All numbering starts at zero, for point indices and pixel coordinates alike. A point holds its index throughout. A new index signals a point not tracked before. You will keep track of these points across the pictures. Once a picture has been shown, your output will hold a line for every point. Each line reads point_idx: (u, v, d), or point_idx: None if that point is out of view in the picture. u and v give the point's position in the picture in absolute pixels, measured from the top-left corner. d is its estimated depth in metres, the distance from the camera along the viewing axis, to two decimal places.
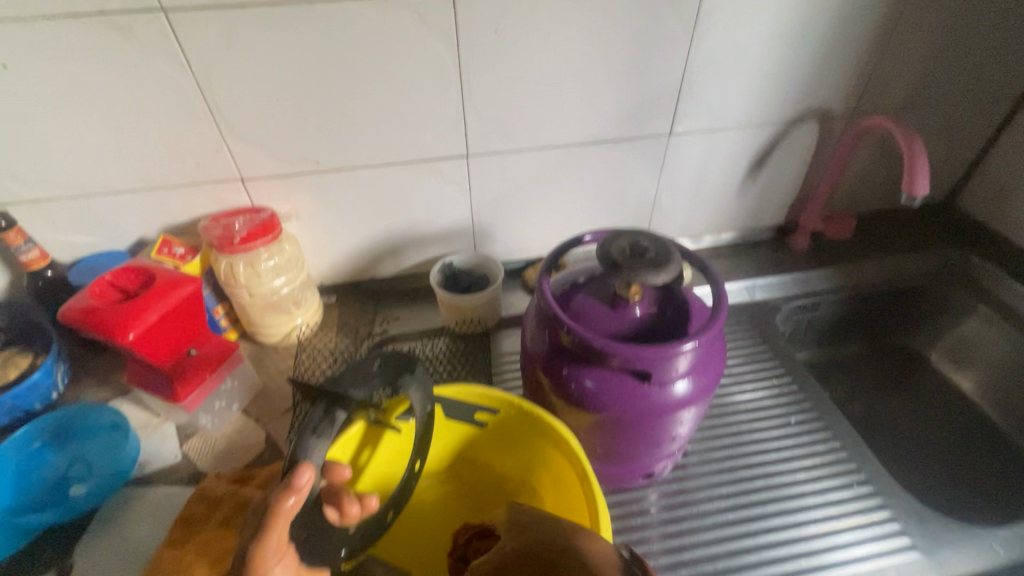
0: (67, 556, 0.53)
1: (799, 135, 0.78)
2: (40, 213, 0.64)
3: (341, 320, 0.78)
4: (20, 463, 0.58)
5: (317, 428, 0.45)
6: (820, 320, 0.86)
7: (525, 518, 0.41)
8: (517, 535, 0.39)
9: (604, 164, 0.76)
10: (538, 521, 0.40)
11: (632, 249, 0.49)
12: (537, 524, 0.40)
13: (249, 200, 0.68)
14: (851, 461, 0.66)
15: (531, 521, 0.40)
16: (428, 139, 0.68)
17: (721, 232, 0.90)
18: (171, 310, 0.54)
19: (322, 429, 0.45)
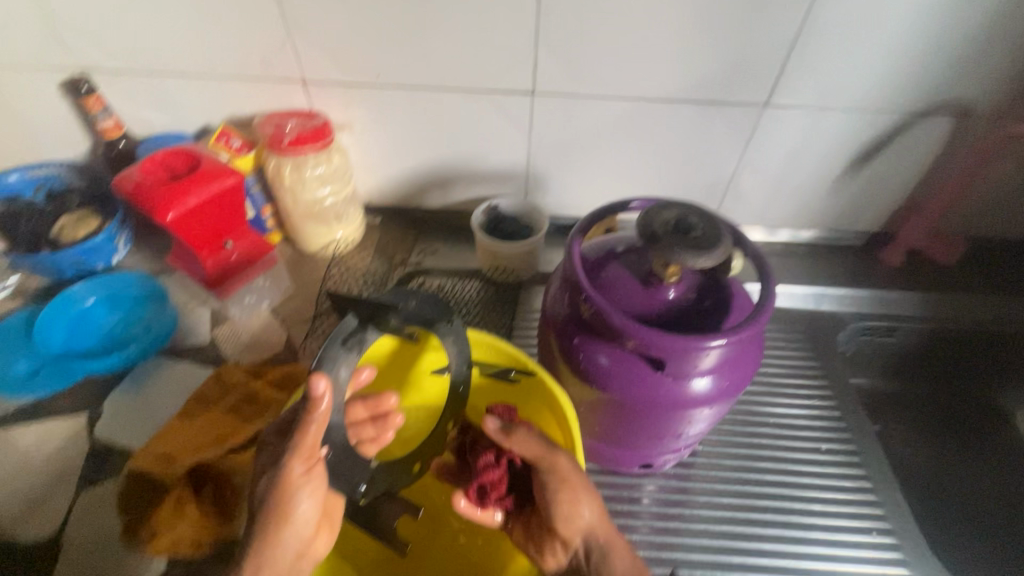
0: (99, 404, 0.58)
1: (925, 132, 0.66)
2: (118, 85, 0.67)
3: (380, 243, 0.78)
4: (78, 314, 0.64)
5: (347, 340, 0.47)
6: (891, 348, 0.77)
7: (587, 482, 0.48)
8: (583, 503, 0.47)
9: (682, 128, 0.68)
10: (595, 502, 0.48)
11: (678, 224, 0.44)
12: (594, 503, 0.48)
13: (308, 104, 0.68)
14: (879, 506, 0.60)
15: (590, 495, 0.48)
16: (494, 70, 0.63)
17: (801, 229, 0.80)
18: (208, 198, 0.55)
19: (352, 343, 0.48)
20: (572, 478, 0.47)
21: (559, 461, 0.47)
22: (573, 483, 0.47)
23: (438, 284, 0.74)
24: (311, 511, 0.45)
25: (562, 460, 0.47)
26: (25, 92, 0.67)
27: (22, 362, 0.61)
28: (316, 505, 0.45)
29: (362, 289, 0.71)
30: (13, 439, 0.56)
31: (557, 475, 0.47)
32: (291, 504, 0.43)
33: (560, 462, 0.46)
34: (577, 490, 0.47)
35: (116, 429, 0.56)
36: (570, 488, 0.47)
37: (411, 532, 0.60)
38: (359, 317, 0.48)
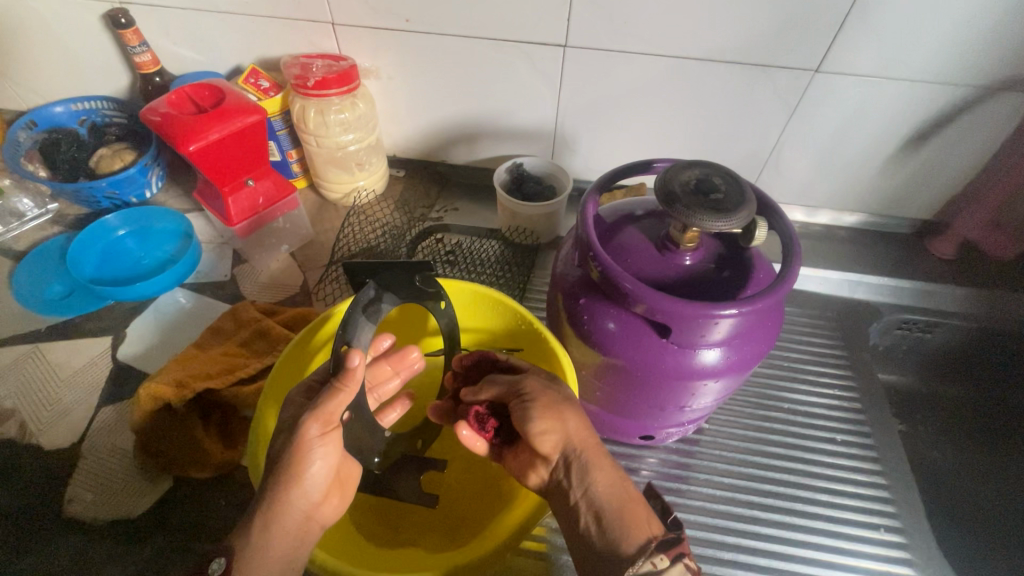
0: (123, 329, 0.61)
1: (996, 109, 0.60)
2: (155, 19, 0.68)
3: (402, 196, 0.78)
4: (109, 244, 0.67)
5: (368, 308, 0.46)
6: (929, 344, 0.72)
7: (562, 399, 0.46)
8: (556, 417, 0.45)
9: (723, 92, 0.64)
10: (574, 419, 0.45)
11: (700, 185, 0.41)
12: (575, 419, 0.45)
13: (336, 48, 0.67)
14: (892, 503, 0.57)
15: (566, 411, 0.45)
16: (527, 18, 0.60)
17: (844, 212, 0.75)
18: (230, 135, 0.55)
19: (372, 313, 0.46)
20: (543, 395, 0.46)
21: (528, 383, 0.47)
22: (544, 398, 0.46)
23: (456, 241, 0.74)
24: (323, 475, 0.42)
25: (532, 381, 0.47)
26: (69, 24, 0.69)
27: (58, 285, 0.64)
28: (331, 469, 0.42)
29: (380, 240, 0.71)
30: (44, 354, 0.59)
31: (527, 393, 0.46)
32: (303, 462, 0.40)
33: (528, 381, 0.47)
34: (548, 404, 0.45)
35: (139, 352, 0.59)
36: (542, 403, 0.45)
37: (435, 487, 0.58)
38: (379, 285, 0.47)
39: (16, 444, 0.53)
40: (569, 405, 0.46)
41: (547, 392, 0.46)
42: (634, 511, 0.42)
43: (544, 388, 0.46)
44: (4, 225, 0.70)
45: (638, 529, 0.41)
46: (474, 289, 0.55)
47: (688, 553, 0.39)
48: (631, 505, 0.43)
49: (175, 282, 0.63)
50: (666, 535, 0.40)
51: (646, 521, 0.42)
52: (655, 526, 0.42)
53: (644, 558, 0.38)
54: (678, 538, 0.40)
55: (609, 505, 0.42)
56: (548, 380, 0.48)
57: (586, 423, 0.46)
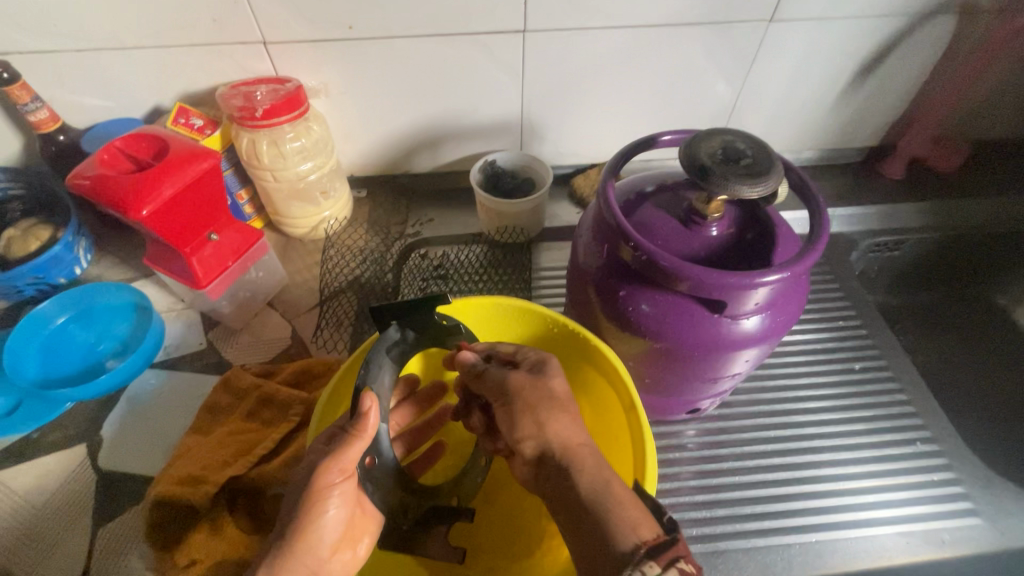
0: (96, 432, 0.53)
1: (930, 34, 0.64)
2: (43, 67, 0.57)
3: (372, 217, 0.73)
4: (49, 336, 0.57)
5: (389, 349, 0.45)
6: (898, 261, 0.77)
7: (550, 395, 0.41)
8: (536, 414, 0.40)
9: (687, 55, 0.64)
10: (563, 415, 0.40)
11: (725, 154, 0.40)
12: (562, 417, 0.40)
13: (273, 69, 0.60)
14: (917, 415, 0.61)
15: (552, 407, 0.40)
16: (483, 6, 0.57)
17: (803, 151, 0.78)
18: (183, 190, 0.48)
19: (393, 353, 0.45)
20: (524, 395, 0.41)
21: (511, 382, 0.42)
22: (525, 400, 0.41)
23: (441, 253, 0.70)
24: (335, 528, 0.39)
25: (517, 379, 0.42)
26: None
27: None
28: (344, 520, 0.40)
29: (362, 269, 0.66)
30: (3, 484, 0.50)
31: (511, 391, 0.42)
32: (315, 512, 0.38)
33: (513, 379, 0.42)
34: (529, 401, 0.41)
35: (125, 454, 0.51)
36: (523, 406, 0.41)
37: (465, 539, 0.54)
38: (402, 325, 0.46)
39: None
40: (556, 400, 0.41)
41: (529, 382, 0.42)
42: (622, 506, 0.35)
43: (530, 385, 0.42)
44: None
45: (624, 529, 0.34)
46: (486, 303, 0.53)
47: (683, 555, 0.33)
48: (621, 502, 0.35)
49: (146, 363, 0.56)
50: (658, 538, 0.33)
51: (636, 522, 0.34)
52: (647, 531, 0.34)
53: (631, 567, 0.32)
54: (669, 539, 0.33)
55: (591, 506, 0.35)
56: (539, 369, 0.43)
57: (573, 417, 0.41)
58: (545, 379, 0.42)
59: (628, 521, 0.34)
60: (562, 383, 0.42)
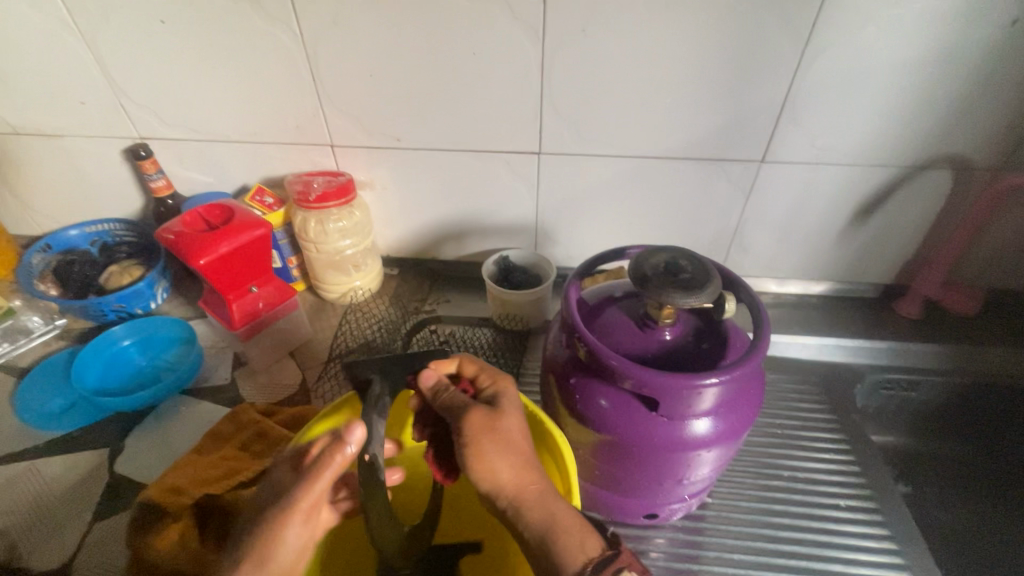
0: (122, 440, 0.61)
1: (925, 184, 0.68)
2: (172, 150, 0.76)
3: (397, 291, 0.82)
4: (114, 354, 0.69)
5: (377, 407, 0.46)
6: (915, 403, 0.75)
7: (497, 438, 0.43)
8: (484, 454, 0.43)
9: (685, 183, 0.71)
10: (511, 458, 0.43)
11: (668, 268, 0.46)
12: (509, 460, 0.42)
13: (335, 164, 0.74)
14: (909, 569, 0.56)
15: (501, 452, 0.43)
16: (505, 131, 0.69)
17: (812, 281, 0.81)
18: (240, 247, 0.61)
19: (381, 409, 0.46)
20: (476, 438, 0.43)
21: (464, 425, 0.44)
22: (478, 443, 0.43)
23: (450, 331, 0.77)
24: (295, 547, 0.42)
25: (472, 418, 0.44)
26: (92, 157, 0.77)
27: (58, 399, 0.65)
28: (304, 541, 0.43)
29: (375, 334, 0.74)
30: (38, 471, 0.59)
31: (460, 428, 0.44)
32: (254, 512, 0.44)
33: (470, 421, 0.44)
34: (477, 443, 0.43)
35: (137, 462, 0.59)
36: (473, 450, 0.43)
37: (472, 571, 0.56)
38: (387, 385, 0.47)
39: (4, 569, 0.51)
40: (506, 444, 0.43)
41: (478, 423, 0.43)
42: (571, 533, 0.40)
43: (484, 429, 0.43)
44: (11, 342, 0.72)
45: (573, 553, 0.38)
46: None
47: (626, 566, 0.39)
48: (567, 530, 0.40)
49: (178, 389, 0.65)
50: (604, 553, 0.39)
51: (577, 544, 0.39)
52: (590, 547, 0.39)
53: None
54: (613, 555, 0.39)
55: (540, 537, 0.40)
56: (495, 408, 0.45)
57: (518, 456, 0.43)
58: (498, 420, 0.44)
59: (574, 553, 0.39)
60: (515, 426, 0.44)
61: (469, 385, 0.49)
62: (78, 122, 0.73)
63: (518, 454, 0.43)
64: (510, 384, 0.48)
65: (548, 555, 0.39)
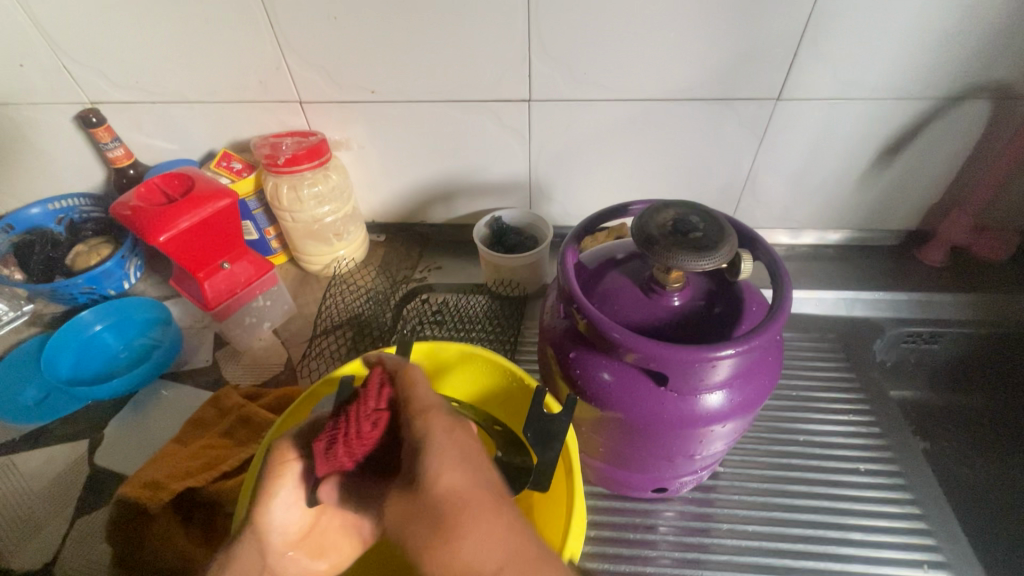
0: (100, 430, 0.58)
1: (959, 118, 0.61)
2: (127, 115, 0.69)
3: (384, 259, 0.77)
4: (87, 340, 0.65)
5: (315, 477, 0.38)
6: (935, 357, 0.70)
7: (437, 528, 0.30)
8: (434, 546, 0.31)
9: (691, 128, 0.65)
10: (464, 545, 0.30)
11: (676, 226, 0.41)
12: (476, 539, 0.30)
13: (306, 124, 0.68)
14: (931, 535, 0.54)
15: (448, 545, 0.30)
16: (490, 77, 0.61)
17: (829, 230, 0.75)
18: (184, 232, 0.56)
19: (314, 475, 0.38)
20: (408, 532, 0.32)
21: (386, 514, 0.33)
22: (411, 538, 0.31)
23: (442, 300, 0.72)
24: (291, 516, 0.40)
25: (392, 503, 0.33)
26: (41, 127, 0.70)
27: (33, 390, 0.62)
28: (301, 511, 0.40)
29: (364, 308, 0.70)
30: (16, 466, 0.56)
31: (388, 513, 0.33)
32: (270, 501, 0.38)
33: (390, 514, 0.33)
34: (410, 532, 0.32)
35: (119, 454, 0.56)
36: (410, 549, 0.32)
37: None
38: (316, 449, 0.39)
39: None
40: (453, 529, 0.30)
41: (402, 510, 0.32)
42: None
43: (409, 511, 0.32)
44: None
45: None
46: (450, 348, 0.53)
47: None
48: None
49: (156, 373, 0.61)
50: None
51: None
52: None
53: None
54: None
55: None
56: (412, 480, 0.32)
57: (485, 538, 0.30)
58: (420, 497, 0.31)
59: None
60: (460, 497, 0.31)
61: (375, 411, 0.34)
62: (18, 88, 0.66)
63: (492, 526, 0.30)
64: (436, 425, 0.33)
65: None
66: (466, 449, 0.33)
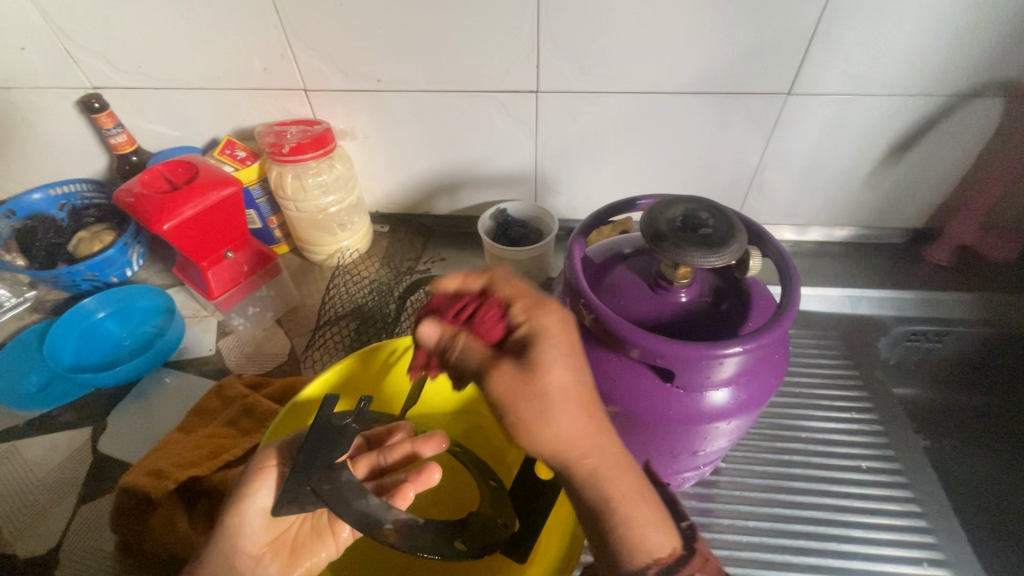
0: (103, 418, 0.58)
1: (971, 115, 0.60)
2: (130, 101, 0.68)
3: (387, 250, 0.77)
4: (89, 327, 0.65)
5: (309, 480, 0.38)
6: (939, 355, 0.70)
7: (546, 416, 0.31)
8: (545, 420, 0.31)
9: (699, 122, 0.64)
10: (564, 436, 0.31)
11: (686, 221, 0.40)
12: (568, 444, 0.31)
13: (311, 112, 0.67)
14: (932, 533, 0.54)
15: (548, 421, 0.31)
16: (497, 68, 0.61)
17: (835, 227, 0.74)
18: (182, 223, 0.55)
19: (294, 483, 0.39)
20: (524, 414, 0.31)
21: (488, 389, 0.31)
22: (515, 419, 0.31)
23: None
24: (260, 531, 0.41)
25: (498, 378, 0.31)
26: (43, 112, 0.69)
27: (35, 376, 0.62)
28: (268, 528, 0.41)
29: (367, 299, 0.69)
30: (19, 452, 0.56)
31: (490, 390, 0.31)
32: (239, 511, 0.41)
33: (493, 382, 0.31)
34: (522, 410, 0.30)
35: (121, 442, 0.56)
36: (513, 425, 0.31)
37: None
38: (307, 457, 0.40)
39: None
40: (565, 419, 0.31)
41: (504, 381, 0.31)
42: (640, 524, 0.32)
43: (517, 389, 0.30)
44: None
45: (648, 545, 0.32)
46: None
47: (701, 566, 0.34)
48: (633, 520, 0.32)
49: (161, 361, 0.61)
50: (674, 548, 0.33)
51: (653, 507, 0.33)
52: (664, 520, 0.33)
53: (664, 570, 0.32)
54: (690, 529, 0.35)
55: (595, 509, 0.32)
56: (529, 363, 0.31)
57: (584, 421, 0.32)
58: (535, 378, 0.31)
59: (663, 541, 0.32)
60: (567, 392, 0.31)
61: (494, 324, 0.33)
62: (20, 71, 0.65)
63: (585, 407, 0.32)
64: (547, 320, 0.33)
65: (628, 525, 0.32)
66: (571, 343, 0.32)
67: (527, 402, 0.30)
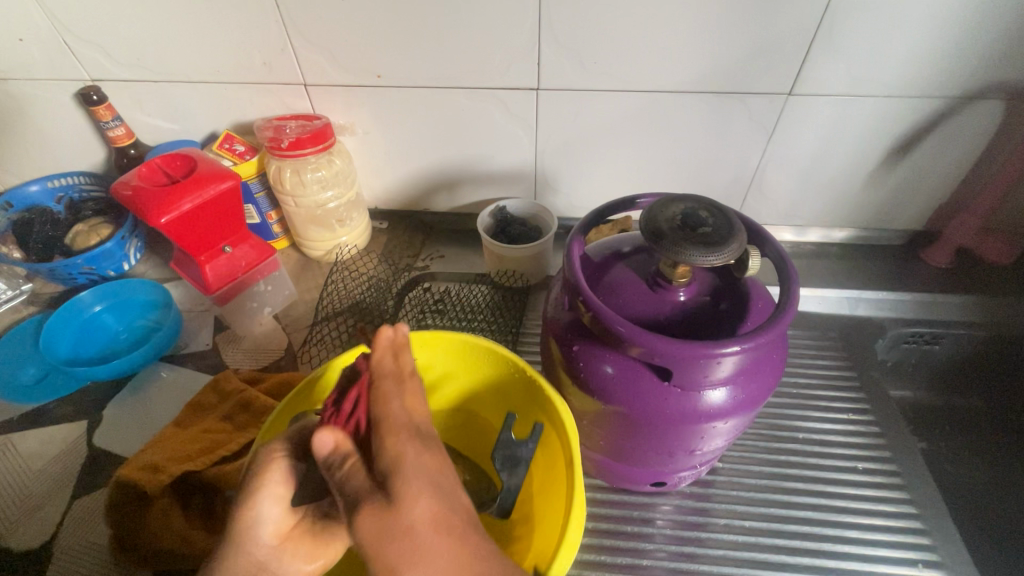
0: (99, 412, 0.58)
1: (972, 118, 0.60)
2: (129, 94, 0.68)
3: (386, 247, 0.77)
4: (85, 320, 0.64)
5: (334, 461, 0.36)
6: (936, 357, 0.70)
7: (422, 551, 0.29)
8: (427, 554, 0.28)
9: (699, 122, 0.64)
10: (440, 530, 0.29)
11: (685, 220, 0.40)
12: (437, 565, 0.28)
13: (311, 107, 0.67)
14: (927, 534, 0.54)
15: (425, 559, 0.28)
16: (498, 65, 0.61)
17: (834, 228, 0.74)
18: (180, 217, 0.55)
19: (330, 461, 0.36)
20: (411, 494, 0.29)
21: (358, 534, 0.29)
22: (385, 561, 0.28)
23: (444, 289, 0.71)
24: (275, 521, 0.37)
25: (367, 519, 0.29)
26: (40, 104, 0.69)
27: (31, 369, 0.62)
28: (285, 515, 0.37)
29: (365, 295, 0.69)
30: (14, 445, 0.56)
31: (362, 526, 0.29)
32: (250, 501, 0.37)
33: (361, 527, 0.29)
34: (394, 548, 0.28)
35: (117, 436, 0.56)
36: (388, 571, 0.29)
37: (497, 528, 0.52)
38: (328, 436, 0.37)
39: None
40: (429, 544, 0.29)
41: (370, 521, 0.29)
42: None
43: (385, 527, 0.29)
44: None
45: None
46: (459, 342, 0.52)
47: None
48: None
49: (158, 355, 0.61)
50: None
51: None
52: None
53: None
54: None
55: None
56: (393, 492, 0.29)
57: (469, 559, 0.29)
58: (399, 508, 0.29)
59: None
60: (442, 519, 0.29)
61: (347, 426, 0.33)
62: (18, 62, 0.65)
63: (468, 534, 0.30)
64: (407, 449, 0.31)
65: None
66: (438, 463, 0.32)
67: (399, 547, 0.28)
